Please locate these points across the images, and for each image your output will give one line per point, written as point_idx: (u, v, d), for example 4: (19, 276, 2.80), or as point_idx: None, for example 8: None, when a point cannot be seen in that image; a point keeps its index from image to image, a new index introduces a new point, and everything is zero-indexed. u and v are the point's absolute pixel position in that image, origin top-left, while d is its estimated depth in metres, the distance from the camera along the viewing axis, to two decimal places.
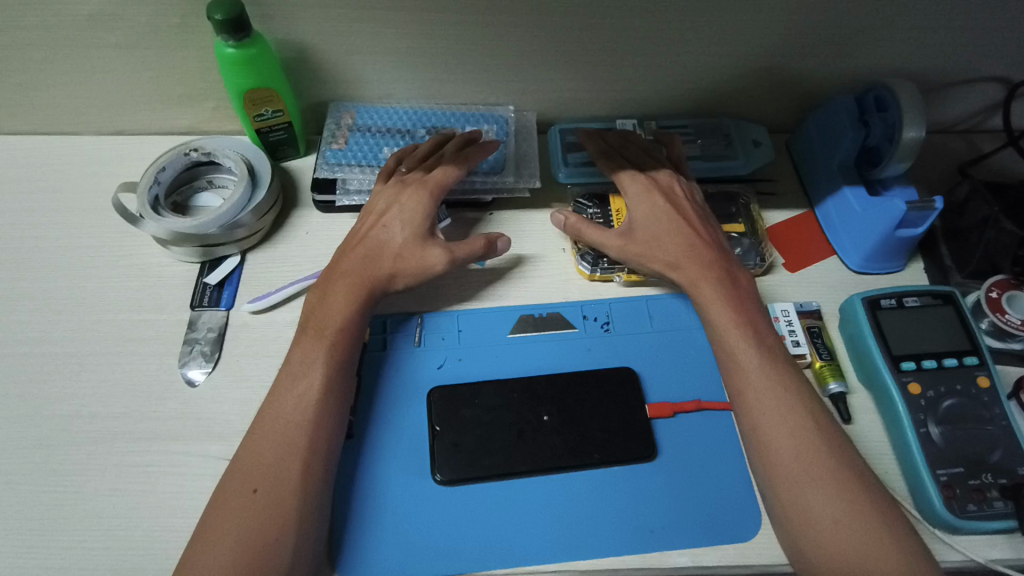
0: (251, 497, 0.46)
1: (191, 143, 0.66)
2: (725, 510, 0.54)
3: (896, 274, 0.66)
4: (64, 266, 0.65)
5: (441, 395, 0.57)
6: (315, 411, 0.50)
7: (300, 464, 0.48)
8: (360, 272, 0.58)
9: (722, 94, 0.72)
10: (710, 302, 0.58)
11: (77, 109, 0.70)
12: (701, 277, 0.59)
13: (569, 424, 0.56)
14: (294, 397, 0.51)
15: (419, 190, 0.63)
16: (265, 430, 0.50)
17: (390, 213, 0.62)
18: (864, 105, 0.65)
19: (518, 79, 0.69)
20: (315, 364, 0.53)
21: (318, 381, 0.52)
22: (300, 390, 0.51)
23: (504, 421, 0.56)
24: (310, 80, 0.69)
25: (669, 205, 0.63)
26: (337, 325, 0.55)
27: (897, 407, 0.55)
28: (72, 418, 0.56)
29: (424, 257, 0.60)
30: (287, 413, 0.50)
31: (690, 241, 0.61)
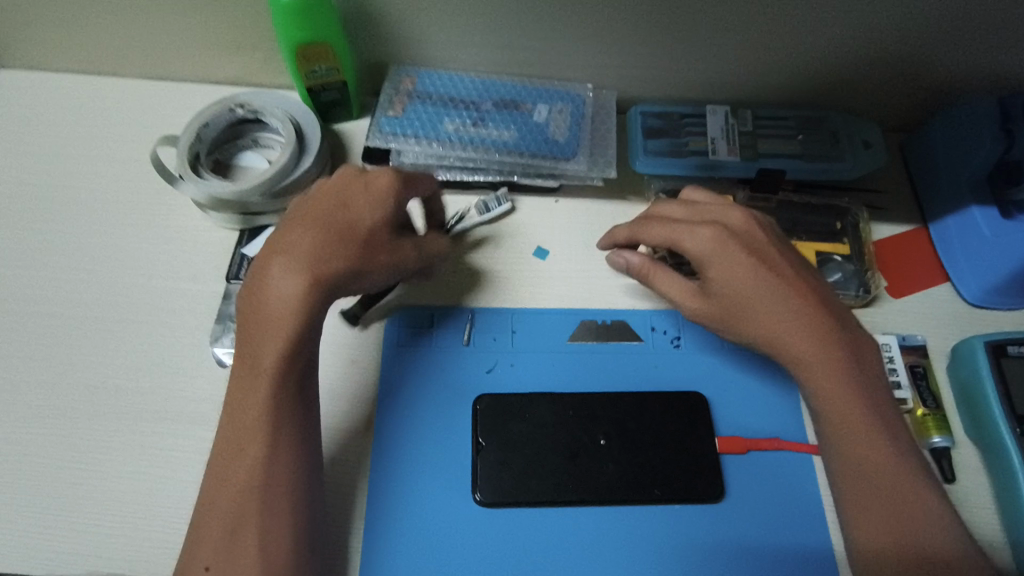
0: (234, 537, 0.41)
1: (237, 98, 0.60)
2: (797, 568, 0.48)
3: (1019, 314, 0.57)
4: (99, 221, 0.60)
5: (490, 404, 0.52)
6: (263, 471, 0.43)
7: (256, 535, 0.41)
8: (303, 260, 0.46)
9: (835, 83, 0.62)
10: (823, 389, 0.46)
11: (121, 49, 0.65)
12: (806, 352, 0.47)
13: (628, 453, 0.50)
14: (239, 459, 0.43)
15: (387, 179, 0.50)
16: (229, 461, 0.43)
17: (349, 223, 0.48)
18: (1006, 112, 0.56)
19: (602, 51, 0.61)
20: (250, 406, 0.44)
21: (262, 419, 0.43)
22: (246, 450, 0.43)
23: (557, 442, 0.50)
24: (370, 36, 0.62)
25: (754, 266, 0.49)
26: (272, 343, 0.44)
27: (1016, 475, 0.47)
28: (97, 389, 0.53)
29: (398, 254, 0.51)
30: (232, 477, 0.43)
31: (788, 305, 0.48)
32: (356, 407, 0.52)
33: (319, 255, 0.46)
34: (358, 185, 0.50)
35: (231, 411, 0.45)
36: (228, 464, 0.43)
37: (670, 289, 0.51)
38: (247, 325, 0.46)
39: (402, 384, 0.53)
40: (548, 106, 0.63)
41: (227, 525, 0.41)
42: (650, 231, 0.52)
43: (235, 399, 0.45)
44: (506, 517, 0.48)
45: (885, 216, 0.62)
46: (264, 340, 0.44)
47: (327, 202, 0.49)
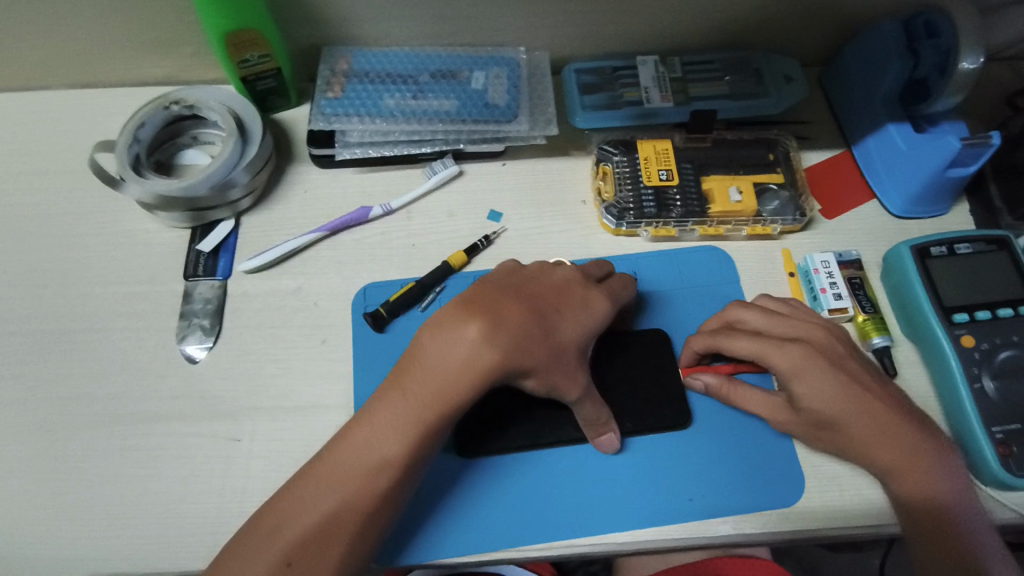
0: (324, 542, 0.42)
1: (170, 95, 0.60)
2: (768, 474, 0.51)
3: (939, 219, 0.61)
4: (42, 237, 0.59)
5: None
6: (391, 499, 0.44)
7: (348, 544, 0.42)
8: (529, 344, 0.45)
9: (753, 24, 0.65)
10: (913, 448, 0.48)
11: (39, 60, 0.63)
12: (886, 440, 0.48)
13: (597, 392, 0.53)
14: (368, 471, 0.44)
15: (600, 299, 0.50)
16: (356, 470, 0.44)
17: (559, 321, 0.48)
18: (912, 32, 0.60)
19: (529, 14, 0.62)
20: (400, 427, 0.44)
21: (404, 443, 0.44)
22: (379, 472, 0.43)
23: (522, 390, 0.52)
24: (297, 20, 0.61)
25: (843, 387, 0.49)
26: (427, 404, 0.44)
27: (950, 362, 0.52)
28: (67, 401, 0.53)
29: (570, 378, 0.47)
30: (356, 489, 0.43)
31: (867, 428, 0.48)
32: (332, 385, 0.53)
33: (518, 337, 0.45)
34: (576, 301, 0.49)
35: (356, 442, 0.45)
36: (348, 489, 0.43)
37: (744, 350, 0.51)
38: (398, 374, 0.46)
39: (377, 355, 0.55)
40: (484, 72, 0.64)
41: (310, 537, 0.42)
42: (733, 345, 0.52)
43: (366, 425, 0.45)
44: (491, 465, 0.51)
45: (813, 144, 0.66)
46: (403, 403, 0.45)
47: (547, 297, 0.49)
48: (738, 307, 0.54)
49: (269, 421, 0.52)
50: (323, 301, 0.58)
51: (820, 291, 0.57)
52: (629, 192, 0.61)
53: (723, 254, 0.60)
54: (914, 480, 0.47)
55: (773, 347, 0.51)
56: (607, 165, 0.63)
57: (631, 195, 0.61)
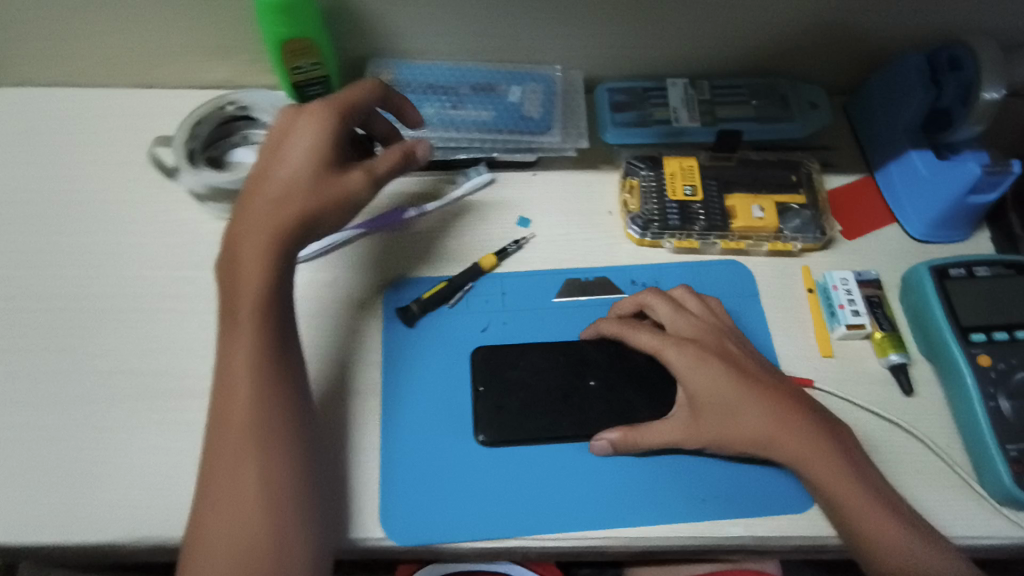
0: (236, 472, 0.43)
1: (227, 96, 0.64)
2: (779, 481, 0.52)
3: (958, 245, 0.63)
4: (99, 221, 0.63)
5: (486, 356, 0.56)
6: (260, 413, 0.44)
7: (258, 471, 0.43)
8: (344, 181, 0.51)
9: (779, 51, 0.68)
10: (824, 455, 0.49)
11: (109, 60, 0.68)
12: (784, 431, 0.49)
13: (619, 391, 0.55)
14: (231, 402, 0.45)
15: (388, 157, 0.53)
16: (222, 407, 0.45)
17: (290, 142, 0.51)
18: (935, 65, 0.62)
19: (565, 34, 0.66)
20: (239, 345, 0.46)
21: (248, 360, 0.45)
22: (234, 399, 0.45)
23: (546, 383, 0.55)
24: (349, 33, 0.66)
25: (740, 381, 0.50)
26: (260, 258, 0.48)
27: (966, 380, 0.52)
28: (112, 373, 0.56)
29: (345, 182, 0.51)
30: (233, 417, 0.44)
31: (776, 426, 0.49)
32: (362, 372, 0.56)
33: (340, 184, 0.51)
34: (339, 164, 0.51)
35: (280, 332, 0.48)
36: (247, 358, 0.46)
37: (648, 343, 0.53)
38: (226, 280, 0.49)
39: (405, 345, 0.57)
40: (521, 87, 0.68)
41: (244, 434, 0.44)
42: (636, 334, 0.53)
43: (259, 352, 0.46)
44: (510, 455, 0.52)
45: (835, 169, 0.68)
46: (249, 260, 0.48)
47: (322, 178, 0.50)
48: (645, 302, 0.56)
49: None
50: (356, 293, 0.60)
51: (838, 307, 0.58)
52: (654, 204, 0.64)
53: (744, 267, 0.62)
54: (834, 479, 0.48)
55: (673, 340, 0.52)
56: (634, 179, 0.66)
57: (656, 207, 0.64)
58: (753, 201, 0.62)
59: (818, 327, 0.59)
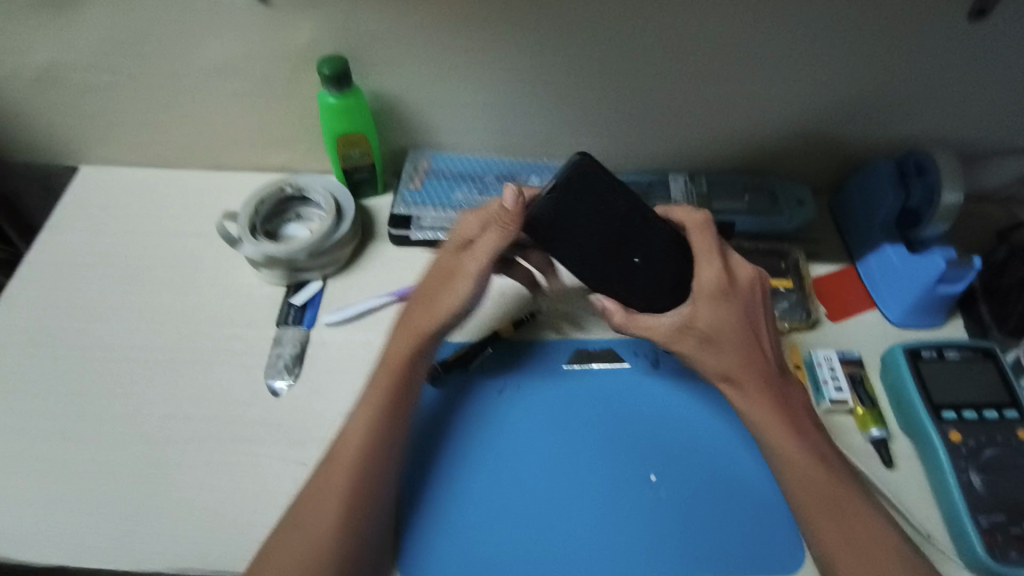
0: (322, 503, 0.52)
1: (287, 180, 0.74)
2: (768, 541, 0.55)
3: (935, 330, 0.69)
4: (166, 281, 0.72)
5: (552, 204, 0.56)
6: (363, 457, 0.54)
7: (339, 504, 0.52)
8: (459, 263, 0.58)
9: (769, 154, 0.78)
10: (780, 426, 0.54)
11: (187, 144, 0.79)
12: (754, 387, 0.55)
13: (658, 269, 0.58)
14: (347, 442, 0.55)
15: (487, 232, 0.57)
16: (340, 444, 0.55)
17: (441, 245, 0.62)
18: (905, 169, 0.70)
19: (581, 134, 0.76)
20: (366, 405, 0.56)
21: (370, 411, 0.56)
22: (350, 440, 0.55)
23: (611, 207, 0.57)
24: (394, 129, 0.77)
25: (743, 335, 0.56)
26: (403, 344, 0.58)
27: (940, 455, 0.57)
28: (168, 418, 0.62)
29: (460, 266, 0.58)
30: (342, 455, 0.54)
31: (753, 390, 0.55)
32: None
33: (456, 267, 0.58)
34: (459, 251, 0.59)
35: (401, 398, 0.57)
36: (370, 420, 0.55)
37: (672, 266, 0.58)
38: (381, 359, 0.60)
39: (427, 403, 0.63)
40: (539, 177, 0.78)
41: (348, 475, 0.53)
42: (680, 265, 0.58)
43: (375, 408, 0.56)
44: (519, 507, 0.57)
45: (820, 259, 0.75)
46: (398, 342, 0.59)
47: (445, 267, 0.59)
48: (705, 228, 0.58)
49: None
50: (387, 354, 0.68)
51: (822, 382, 0.64)
52: None
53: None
54: (786, 439, 0.53)
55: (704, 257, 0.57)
56: None
57: None
58: None
59: None
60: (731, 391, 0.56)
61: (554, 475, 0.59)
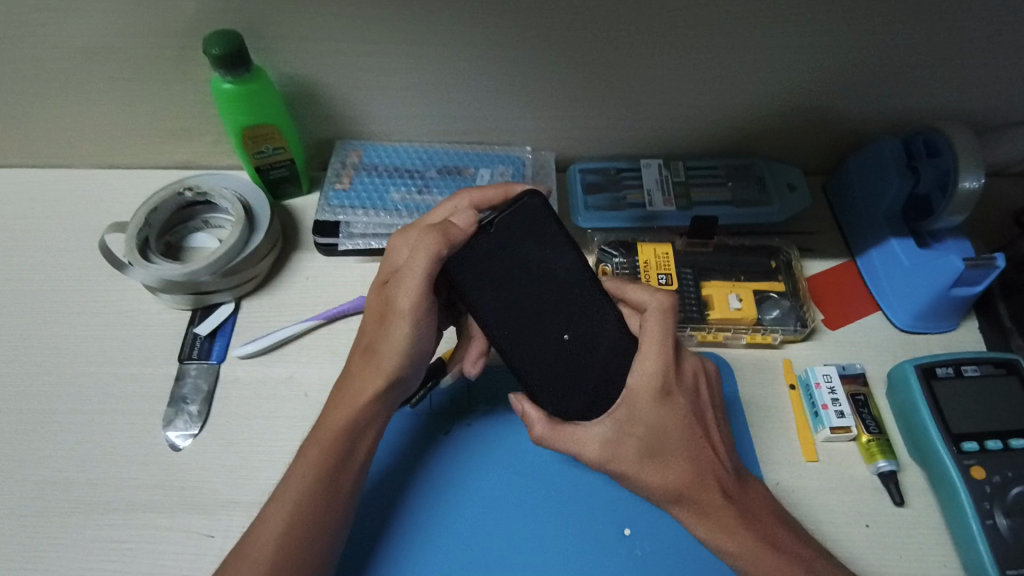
0: None
1: (185, 182, 0.62)
2: None
3: (947, 336, 0.60)
4: (47, 312, 0.60)
5: (485, 242, 0.48)
6: (285, 549, 0.43)
7: None
8: (402, 303, 0.48)
9: (756, 133, 0.67)
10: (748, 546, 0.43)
11: (68, 142, 0.66)
12: (707, 506, 0.44)
13: (590, 348, 0.48)
14: (268, 526, 0.44)
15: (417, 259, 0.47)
16: (259, 527, 0.44)
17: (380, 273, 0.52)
18: (912, 150, 0.60)
19: (536, 116, 0.65)
20: (294, 478, 0.46)
21: (298, 489, 0.45)
22: (271, 524, 0.44)
23: (543, 272, 0.48)
24: (314, 116, 0.64)
25: (691, 441, 0.44)
26: (347, 408, 0.48)
27: (960, 495, 0.49)
28: (46, 485, 0.52)
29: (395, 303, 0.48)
30: (260, 546, 0.43)
31: (713, 503, 0.44)
32: None
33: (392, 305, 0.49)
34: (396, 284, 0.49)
35: (338, 471, 0.47)
36: (303, 500, 0.45)
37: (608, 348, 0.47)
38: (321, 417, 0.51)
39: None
40: (490, 169, 0.66)
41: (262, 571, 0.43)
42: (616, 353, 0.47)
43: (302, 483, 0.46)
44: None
45: (815, 255, 0.66)
46: (336, 407, 0.49)
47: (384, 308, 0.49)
48: (662, 310, 0.45)
49: (246, 517, 0.51)
50: (312, 391, 0.57)
51: (821, 407, 0.55)
52: None
53: (722, 363, 0.59)
54: (753, 557, 0.43)
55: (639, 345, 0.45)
56: (607, 266, 0.63)
57: None
58: (729, 290, 0.60)
59: (800, 428, 0.56)
60: (683, 510, 0.44)
61: (513, 534, 0.50)
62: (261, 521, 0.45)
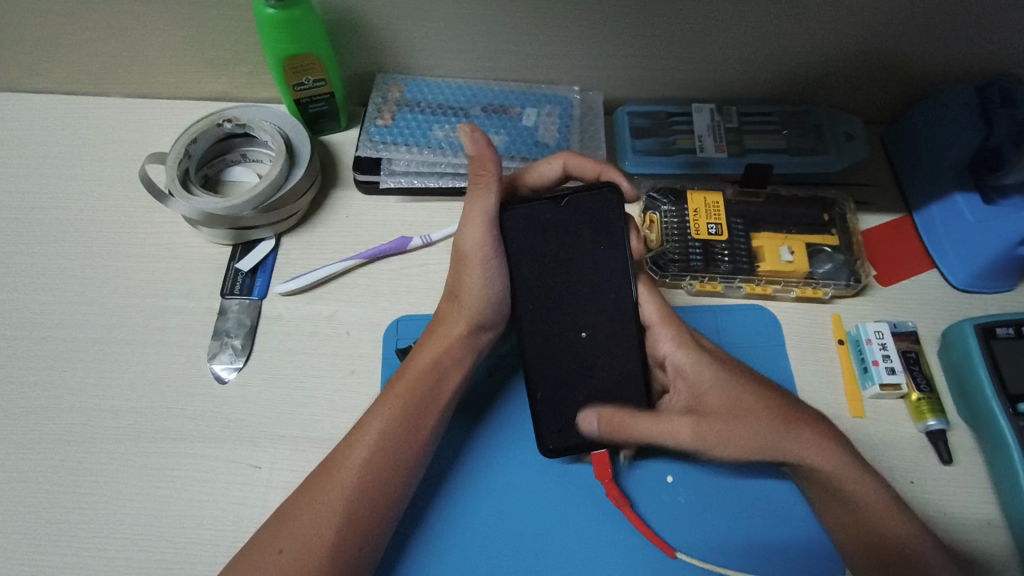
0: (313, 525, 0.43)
1: (224, 113, 0.60)
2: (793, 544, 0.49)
3: (1004, 296, 0.58)
4: (87, 242, 0.60)
5: (552, 213, 0.50)
6: (372, 475, 0.45)
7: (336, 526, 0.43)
8: (466, 245, 0.49)
9: (817, 78, 0.63)
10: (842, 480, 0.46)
11: (101, 67, 0.64)
12: (798, 446, 0.47)
13: (606, 353, 0.50)
14: (353, 453, 0.46)
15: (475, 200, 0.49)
16: (343, 454, 0.46)
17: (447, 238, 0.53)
18: (986, 98, 0.58)
19: (587, 53, 0.62)
20: (379, 411, 0.48)
21: (384, 420, 0.48)
22: (356, 451, 0.46)
23: (590, 270, 0.50)
24: (355, 47, 0.62)
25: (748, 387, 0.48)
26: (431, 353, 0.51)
27: (1012, 455, 0.48)
28: (94, 412, 0.53)
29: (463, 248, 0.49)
30: (343, 472, 0.45)
31: (803, 449, 0.47)
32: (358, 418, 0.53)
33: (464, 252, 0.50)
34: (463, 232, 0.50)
35: (422, 406, 0.49)
36: (388, 429, 0.47)
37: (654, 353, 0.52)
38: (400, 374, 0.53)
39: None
40: (536, 109, 0.64)
41: (347, 489, 0.45)
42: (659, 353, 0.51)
43: (383, 416, 0.48)
44: (517, 514, 0.50)
45: (871, 209, 0.63)
46: (423, 349, 0.51)
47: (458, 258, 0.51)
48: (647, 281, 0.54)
49: (292, 449, 0.52)
50: (354, 330, 0.57)
51: (871, 363, 0.54)
52: (675, 244, 0.59)
53: (769, 315, 0.58)
54: (853, 484, 0.46)
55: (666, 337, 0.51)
56: (655, 215, 0.60)
57: (678, 247, 0.59)
58: (782, 242, 0.58)
59: (847, 384, 0.55)
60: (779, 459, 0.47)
61: (557, 477, 0.51)
62: (345, 446, 0.47)
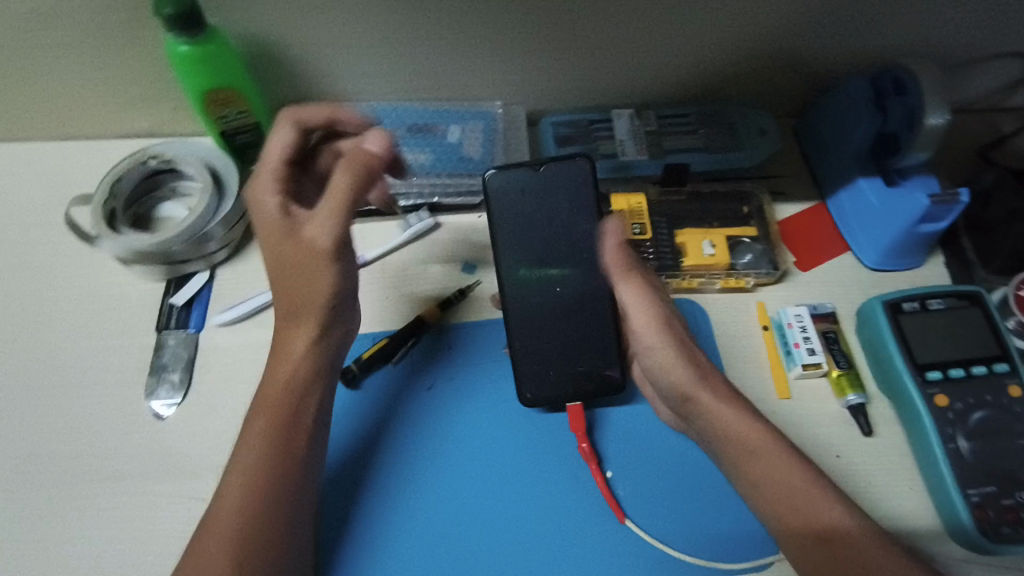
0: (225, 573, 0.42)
1: (149, 151, 0.61)
2: (726, 526, 0.52)
3: (914, 272, 0.61)
4: (16, 290, 0.59)
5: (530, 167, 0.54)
6: (247, 508, 0.44)
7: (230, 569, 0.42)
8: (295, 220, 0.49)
9: (726, 78, 0.66)
10: (763, 454, 0.48)
11: (22, 114, 0.64)
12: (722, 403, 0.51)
13: (579, 305, 0.55)
14: (231, 500, 0.45)
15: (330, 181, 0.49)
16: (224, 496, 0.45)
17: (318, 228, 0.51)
18: (879, 88, 0.60)
19: (504, 68, 0.64)
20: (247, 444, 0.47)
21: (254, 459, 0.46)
22: (236, 489, 0.45)
23: (564, 234, 0.54)
24: (277, 76, 0.63)
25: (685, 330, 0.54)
26: (282, 376, 0.49)
27: (924, 423, 0.51)
28: (31, 459, 0.52)
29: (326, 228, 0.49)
30: (225, 512, 0.44)
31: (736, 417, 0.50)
32: None
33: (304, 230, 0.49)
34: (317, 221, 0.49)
35: (291, 432, 0.48)
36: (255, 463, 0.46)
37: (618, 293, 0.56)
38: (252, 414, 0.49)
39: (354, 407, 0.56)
40: (460, 126, 0.66)
41: (238, 533, 0.44)
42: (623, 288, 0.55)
43: (250, 448, 0.47)
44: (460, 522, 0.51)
45: (787, 198, 0.66)
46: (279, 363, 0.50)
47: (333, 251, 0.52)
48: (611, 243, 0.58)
49: None
50: None
51: (792, 346, 0.56)
52: None
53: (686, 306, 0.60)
54: (766, 442, 0.49)
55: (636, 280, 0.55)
56: None
57: None
58: (702, 237, 0.60)
59: (773, 367, 0.57)
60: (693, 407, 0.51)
61: (501, 484, 0.53)
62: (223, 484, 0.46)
